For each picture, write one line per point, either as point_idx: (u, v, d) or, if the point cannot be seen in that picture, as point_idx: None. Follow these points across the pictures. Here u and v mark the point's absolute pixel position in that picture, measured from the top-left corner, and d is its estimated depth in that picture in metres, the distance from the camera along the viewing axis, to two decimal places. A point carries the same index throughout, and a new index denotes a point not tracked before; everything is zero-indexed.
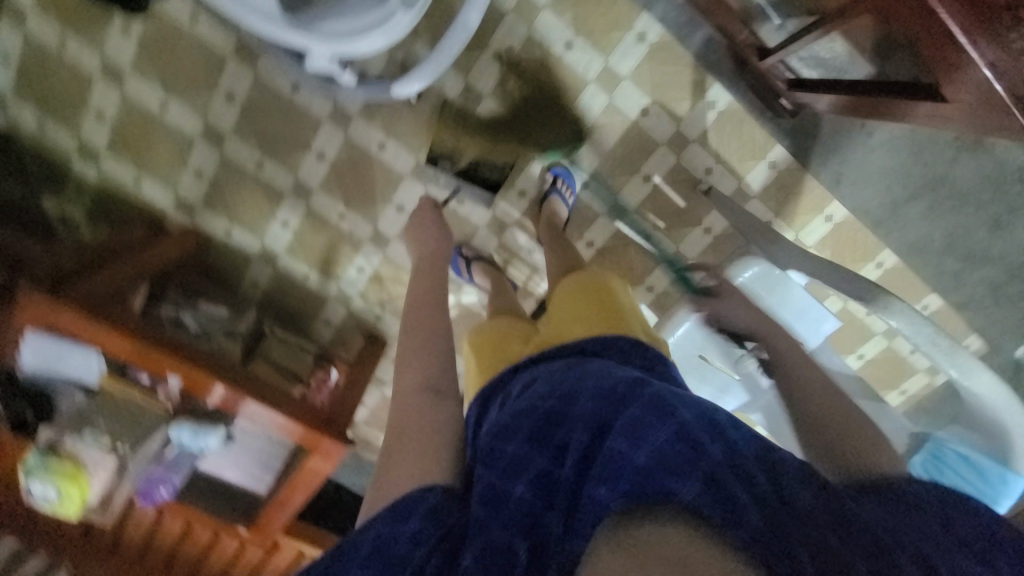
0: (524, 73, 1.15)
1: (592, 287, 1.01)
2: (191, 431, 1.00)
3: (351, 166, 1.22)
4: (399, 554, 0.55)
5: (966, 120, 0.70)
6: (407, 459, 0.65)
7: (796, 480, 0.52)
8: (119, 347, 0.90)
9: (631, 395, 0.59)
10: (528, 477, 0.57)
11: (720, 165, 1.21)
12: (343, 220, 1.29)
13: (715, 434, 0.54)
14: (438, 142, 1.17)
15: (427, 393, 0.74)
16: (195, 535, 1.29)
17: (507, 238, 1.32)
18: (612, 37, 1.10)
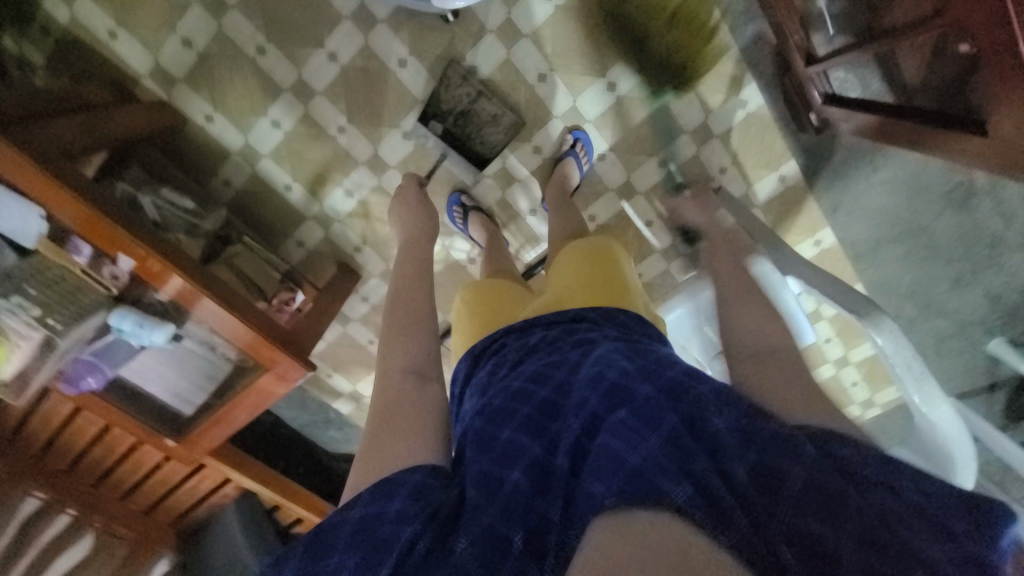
0: (569, 22, 1.08)
1: (595, 257, 1.00)
2: (136, 320, 0.90)
3: (364, 78, 1.12)
4: (385, 534, 0.55)
5: (1010, 154, 0.70)
6: (393, 434, 0.67)
7: (782, 456, 0.51)
8: (72, 211, 0.78)
9: (623, 393, 0.58)
10: (523, 464, 0.56)
11: (735, 168, 1.22)
12: (342, 135, 1.19)
13: (696, 433, 0.53)
14: (434, 99, 1.12)
15: (409, 377, 0.75)
16: (115, 439, 1.18)
17: (511, 194, 1.27)
18: (667, 8, 1.06)
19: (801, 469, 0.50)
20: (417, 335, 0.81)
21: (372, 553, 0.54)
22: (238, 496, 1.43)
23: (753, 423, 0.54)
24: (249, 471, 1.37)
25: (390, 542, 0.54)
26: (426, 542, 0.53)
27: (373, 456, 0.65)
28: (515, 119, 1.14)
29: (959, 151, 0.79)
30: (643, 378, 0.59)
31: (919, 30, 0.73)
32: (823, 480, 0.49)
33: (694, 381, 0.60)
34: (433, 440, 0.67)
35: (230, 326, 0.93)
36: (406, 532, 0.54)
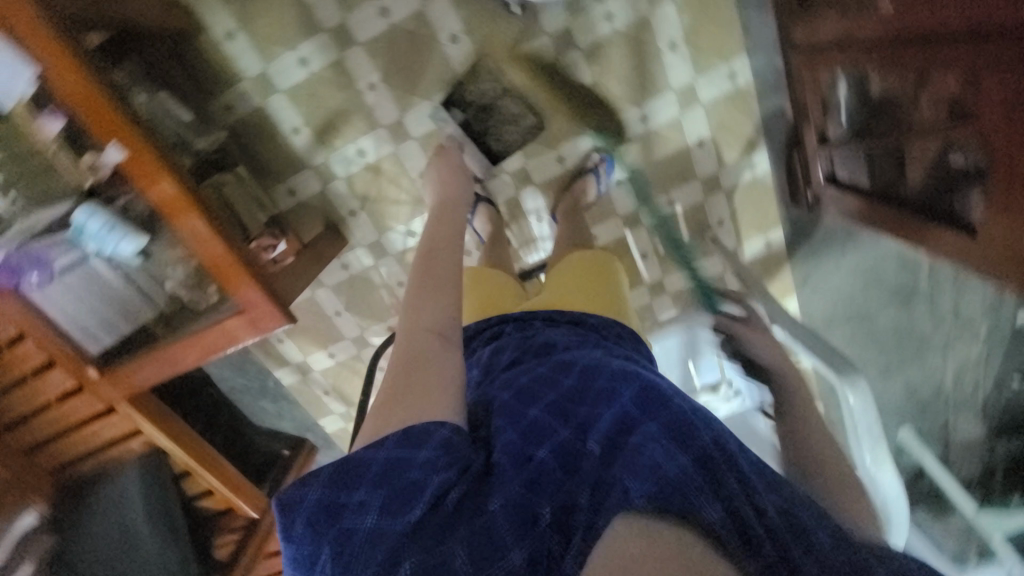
0: (620, 48, 1.11)
1: (596, 273, 1.02)
2: (105, 222, 0.80)
3: (411, 43, 1.10)
4: (412, 480, 0.55)
5: (983, 260, 0.78)
6: (414, 392, 0.64)
7: (799, 505, 0.54)
8: (72, 80, 0.69)
9: (657, 402, 0.60)
10: (552, 444, 0.58)
11: (730, 223, 1.31)
12: (371, 92, 1.14)
13: (727, 463, 0.55)
14: (459, 89, 1.14)
15: (432, 336, 0.72)
16: (26, 354, 1.02)
17: (523, 196, 1.28)
18: (711, 62, 1.13)
19: (824, 534, 0.52)
20: (446, 297, 0.79)
21: (394, 497, 0.54)
22: (140, 459, 1.22)
23: (776, 483, 0.57)
24: (165, 428, 1.20)
25: (422, 487, 0.55)
26: (458, 493, 0.55)
27: (393, 408, 0.63)
28: (532, 125, 1.18)
29: (938, 249, 0.88)
30: (672, 399, 0.62)
31: (929, 133, 0.84)
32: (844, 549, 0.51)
33: (711, 417, 0.63)
34: (454, 401, 0.65)
35: (210, 253, 0.83)
36: (437, 481, 0.55)
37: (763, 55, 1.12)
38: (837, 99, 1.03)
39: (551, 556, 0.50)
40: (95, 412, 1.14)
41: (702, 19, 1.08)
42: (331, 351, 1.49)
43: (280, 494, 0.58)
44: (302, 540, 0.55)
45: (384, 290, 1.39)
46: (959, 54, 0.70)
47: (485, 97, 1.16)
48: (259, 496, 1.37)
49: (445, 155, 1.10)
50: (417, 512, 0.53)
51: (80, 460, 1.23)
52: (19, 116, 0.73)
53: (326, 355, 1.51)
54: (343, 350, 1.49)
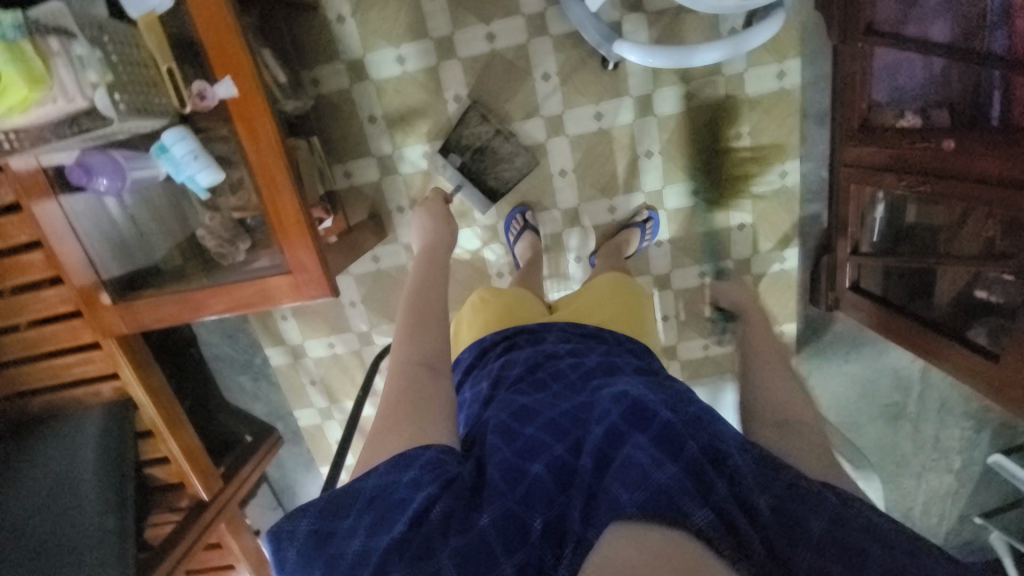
0: (690, 124, 1.21)
1: (617, 291, 0.99)
2: (190, 150, 0.80)
3: (505, 68, 1.17)
4: (398, 498, 0.49)
5: (1009, 385, 0.87)
6: (399, 426, 0.57)
7: (808, 506, 0.48)
8: (208, 10, 0.71)
9: (644, 412, 0.52)
10: (547, 458, 0.51)
11: (751, 306, 1.37)
12: (454, 103, 1.19)
13: (715, 462, 0.49)
14: (454, 135, 1.17)
15: (418, 370, 0.64)
16: (22, 262, 0.95)
17: (566, 234, 1.31)
18: (767, 157, 1.23)
19: (820, 522, 0.47)
20: (438, 334, 0.71)
21: (385, 519, 0.48)
22: (107, 404, 1.11)
23: (772, 473, 0.51)
24: (142, 379, 1.10)
25: (407, 505, 0.48)
26: (443, 509, 0.47)
27: (380, 441, 0.56)
28: (529, 159, 1.21)
29: (953, 363, 0.98)
30: (677, 409, 0.54)
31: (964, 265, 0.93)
32: (835, 527, 0.47)
33: (710, 418, 0.55)
34: (444, 422, 0.58)
35: (277, 202, 0.82)
36: (420, 498, 0.48)
37: (814, 163, 1.23)
38: (874, 215, 1.13)
39: (543, 566, 0.44)
40: (81, 342, 1.05)
41: (768, 118, 1.19)
42: (332, 342, 1.44)
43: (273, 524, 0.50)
44: (296, 567, 0.48)
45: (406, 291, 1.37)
46: (1002, 196, 0.80)
47: (480, 137, 1.18)
48: (216, 475, 1.27)
49: (435, 200, 1.07)
50: (400, 527, 0.46)
51: (32, 393, 1.12)
52: (146, 30, 0.74)
53: (323, 344, 1.44)
54: (343, 343, 1.44)
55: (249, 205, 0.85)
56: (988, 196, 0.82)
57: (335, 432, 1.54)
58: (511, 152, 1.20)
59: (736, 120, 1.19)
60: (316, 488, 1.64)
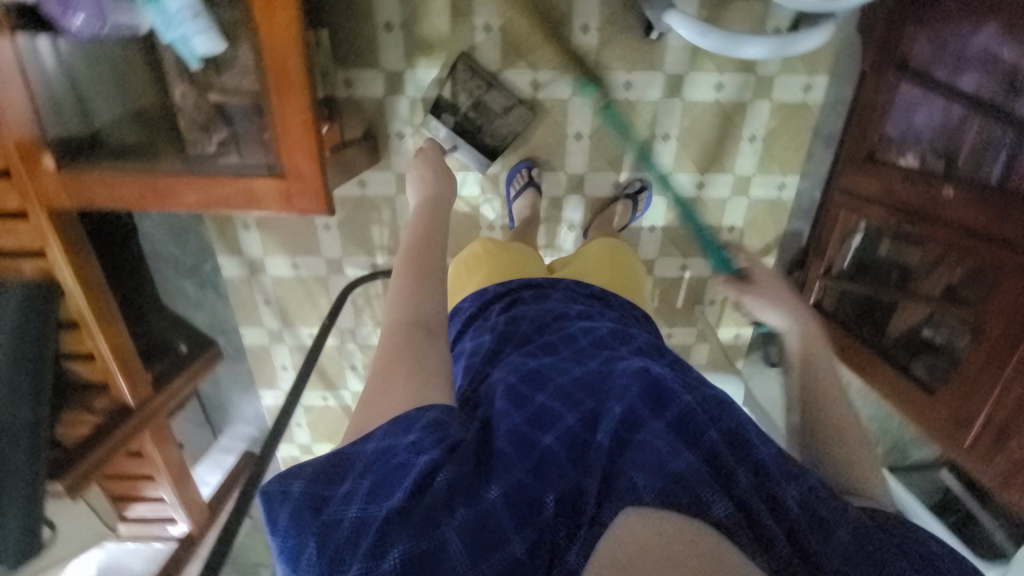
0: (712, 117, 1.20)
1: (616, 259, 0.97)
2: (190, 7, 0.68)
3: (546, 9, 1.08)
4: (397, 462, 0.46)
5: (931, 417, 0.98)
6: (397, 387, 0.53)
7: (831, 513, 0.49)
8: None
9: (663, 394, 0.51)
10: (559, 431, 0.50)
11: (719, 306, 1.44)
12: (483, 33, 1.09)
13: (737, 450, 0.49)
14: (445, 92, 1.12)
15: (416, 332, 0.58)
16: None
17: (566, 199, 1.28)
18: (773, 167, 1.25)
19: (845, 530, 0.48)
20: (438, 290, 0.66)
21: (382, 485, 0.45)
22: (26, 286, 0.94)
23: (792, 470, 0.52)
24: (75, 264, 0.96)
25: (406, 472, 0.45)
26: (449, 477, 0.45)
27: (377, 404, 0.52)
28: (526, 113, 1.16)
29: (884, 386, 1.08)
30: (692, 392, 0.53)
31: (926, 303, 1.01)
32: (860, 536, 0.48)
33: (729, 412, 0.53)
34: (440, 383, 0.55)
35: (285, 101, 0.72)
36: (422, 462, 0.45)
37: (811, 183, 1.28)
38: (853, 239, 1.19)
39: (555, 546, 0.42)
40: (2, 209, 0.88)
41: (782, 129, 1.21)
42: (297, 263, 1.33)
43: (266, 484, 0.47)
44: (287, 533, 0.44)
45: (387, 225, 1.29)
46: (995, 254, 0.85)
47: (472, 96, 1.13)
48: (146, 381, 1.15)
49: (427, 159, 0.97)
50: (398, 498, 0.43)
51: None
52: None
53: (285, 263, 1.33)
54: (308, 265, 1.34)
55: (251, 93, 0.75)
56: (960, 243, 0.91)
57: (283, 356, 1.46)
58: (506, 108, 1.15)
59: (754, 124, 1.20)
60: (251, 409, 1.56)
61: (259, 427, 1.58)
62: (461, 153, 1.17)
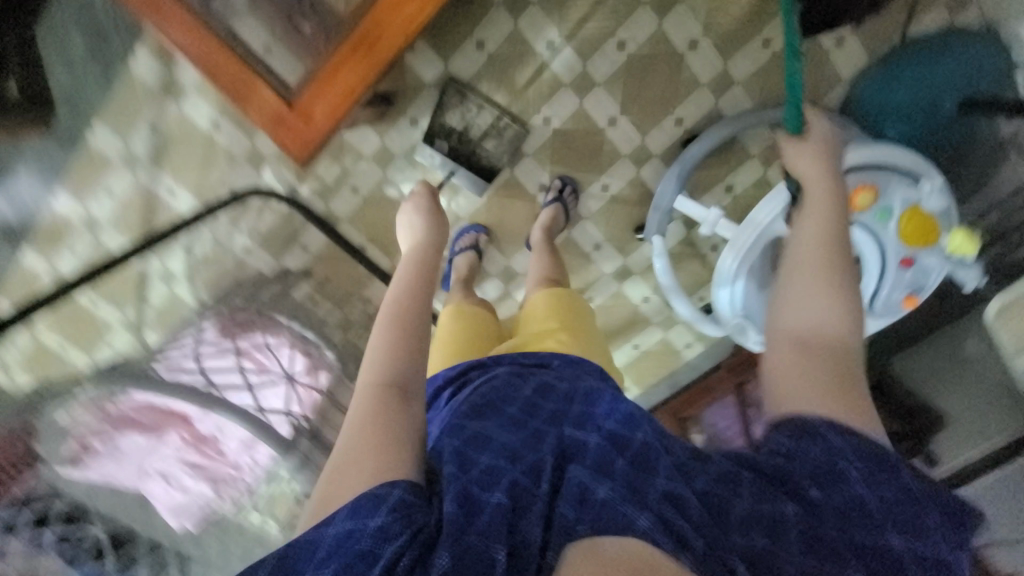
0: (628, 313, 1.39)
1: (566, 313, 0.86)
2: None
3: (593, 149, 1.18)
4: (359, 552, 0.41)
5: None
6: (363, 456, 0.48)
7: (726, 485, 0.46)
8: None
9: (576, 446, 0.50)
10: (504, 485, 0.45)
11: None
12: (539, 119, 1.14)
13: (644, 468, 0.46)
14: (435, 120, 1.12)
15: (388, 392, 0.54)
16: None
17: (491, 278, 1.35)
18: (632, 374, 1.49)
19: (746, 496, 0.45)
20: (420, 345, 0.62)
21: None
22: None
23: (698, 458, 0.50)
24: None
25: (372, 561, 0.41)
26: (410, 558, 0.41)
27: (341, 476, 0.48)
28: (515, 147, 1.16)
29: None
30: (597, 431, 0.51)
31: None
32: (756, 500, 0.45)
33: (632, 431, 0.51)
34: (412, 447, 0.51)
35: (345, 65, 0.73)
36: (388, 550, 0.41)
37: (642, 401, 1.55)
38: None
39: None
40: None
41: (653, 357, 1.46)
42: (214, 123, 1.14)
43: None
44: None
45: (336, 171, 1.19)
46: None
47: (463, 119, 1.13)
48: None
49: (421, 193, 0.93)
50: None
51: None
52: None
53: (207, 111, 1.13)
54: (230, 132, 1.14)
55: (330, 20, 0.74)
56: None
57: (118, 183, 1.20)
58: (495, 128, 1.15)
59: (647, 339, 1.43)
60: (28, 196, 1.23)
61: (22, 218, 1.25)
62: (457, 179, 1.18)
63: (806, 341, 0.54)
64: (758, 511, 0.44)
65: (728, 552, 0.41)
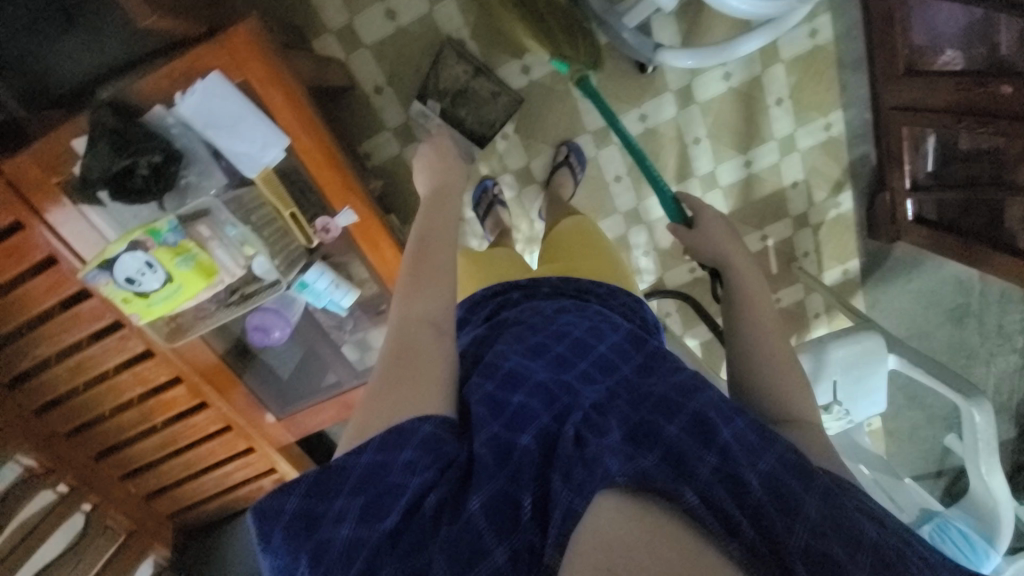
0: (739, 91, 1.24)
1: (586, 240, 0.91)
2: (331, 280, 0.98)
3: (546, 96, 1.19)
4: (391, 483, 0.50)
5: None
6: (398, 386, 0.57)
7: (795, 480, 0.48)
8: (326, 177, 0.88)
9: (624, 388, 0.56)
10: (535, 429, 0.51)
11: (815, 254, 1.41)
12: (503, 140, 1.22)
13: (702, 437, 0.49)
14: (430, 79, 1.14)
15: (423, 327, 0.62)
16: (118, 384, 1.04)
17: (631, 233, 1.31)
18: (812, 114, 1.27)
19: (812, 499, 0.47)
20: (440, 283, 0.68)
21: (375, 504, 0.49)
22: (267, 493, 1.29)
23: (760, 442, 0.51)
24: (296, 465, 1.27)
25: (400, 492, 0.49)
26: (438, 498, 0.49)
27: (376, 404, 0.56)
28: (519, 170, 1.25)
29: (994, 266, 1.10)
30: (654, 407, 0.52)
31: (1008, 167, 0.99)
32: (826, 506, 0.47)
33: (688, 396, 0.53)
34: (441, 386, 0.57)
35: None
36: (416, 483, 0.49)
37: (854, 109, 1.28)
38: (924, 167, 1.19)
39: (532, 550, 0.44)
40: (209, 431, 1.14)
41: (806, 78, 1.25)
42: None
43: (258, 503, 0.52)
44: (282, 547, 0.50)
45: None
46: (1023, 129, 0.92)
47: (456, 81, 1.16)
48: None
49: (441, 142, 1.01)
50: (392, 518, 0.48)
51: (203, 502, 1.32)
52: (262, 178, 0.84)
53: None
54: None
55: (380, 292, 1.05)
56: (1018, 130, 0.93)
57: None
58: (493, 94, 1.17)
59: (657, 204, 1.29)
60: None
61: None
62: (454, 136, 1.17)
63: (784, 420, 0.64)
64: (830, 517, 0.46)
65: (796, 555, 0.42)
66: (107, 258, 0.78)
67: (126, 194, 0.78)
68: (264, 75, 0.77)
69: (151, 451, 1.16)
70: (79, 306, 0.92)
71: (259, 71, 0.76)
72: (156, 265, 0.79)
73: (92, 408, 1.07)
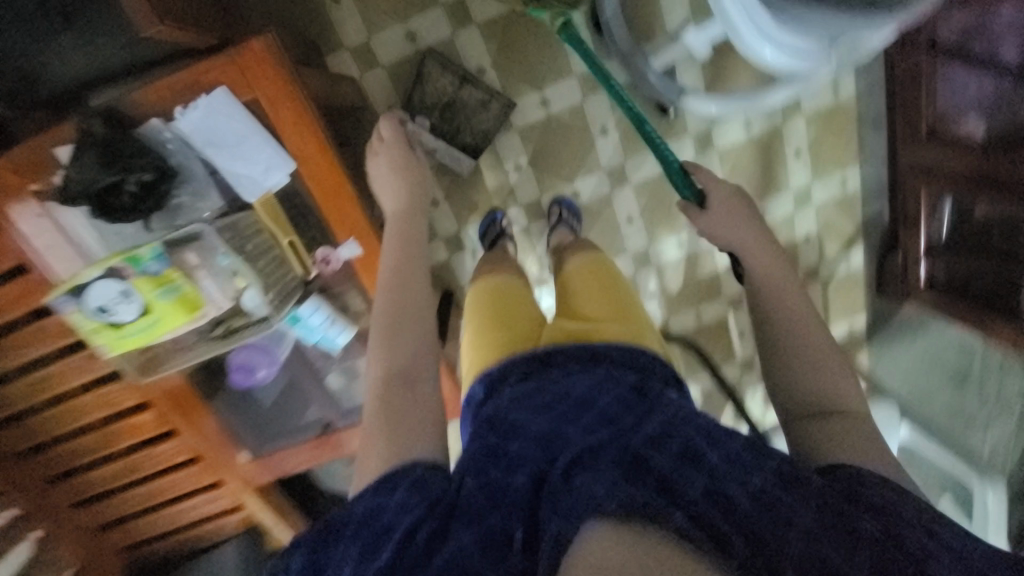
0: (760, 140, 1.23)
1: (602, 279, 0.81)
2: (327, 315, 0.92)
3: (563, 130, 1.16)
4: (384, 524, 0.47)
5: None
6: (388, 434, 0.56)
7: (792, 491, 0.44)
8: (333, 199, 0.82)
9: (617, 420, 0.51)
10: (528, 471, 0.48)
11: (823, 308, 1.38)
12: (515, 171, 1.18)
13: (690, 460, 0.45)
14: (414, 95, 1.09)
15: (405, 371, 0.61)
16: (77, 406, 0.95)
17: (641, 275, 1.27)
18: (828, 169, 1.26)
19: (809, 507, 0.43)
20: (416, 320, 0.66)
21: (369, 549, 0.46)
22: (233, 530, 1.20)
23: (752, 457, 0.47)
24: (266, 502, 1.17)
25: (390, 532, 0.46)
26: (429, 531, 0.45)
27: (367, 457, 0.56)
28: (530, 203, 1.20)
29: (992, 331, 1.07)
30: (645, 438, 0.48)
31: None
32: (842, 521, 0.43)
33: (675, 427, 0.49)
34: (429, 430, 0.57)
35: None
36: (407, 520, 0.47)
37: (870, 166, 1.27)
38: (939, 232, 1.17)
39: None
40: (174, 462, 1.06)
41: (824, 133, 1.24)
42: None
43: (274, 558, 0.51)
44: None
45: None
46: None
47: (443, 92, 1.09)
48: None
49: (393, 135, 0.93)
50: (385, 554, 0.45)
51: (160, 536, 1.21)
52: (262, 203, 0.80)
53: None
54: None
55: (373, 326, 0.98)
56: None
57: None
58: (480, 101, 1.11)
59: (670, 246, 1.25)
60: None
61: None
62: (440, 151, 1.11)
63: (826, 413, 0.61)
64: (850, 538, 0.42)
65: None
66: (76, 284, 0.71)
67: (110, 212, 0.71)
68: (279, 91, 0.72)
69: (109, 479, 1.07)
70: (45, 321, 0.85)
71: (277, 89, 0.71)
72: (133, 294, 0.73)
73: (49, 431, 0.98)
